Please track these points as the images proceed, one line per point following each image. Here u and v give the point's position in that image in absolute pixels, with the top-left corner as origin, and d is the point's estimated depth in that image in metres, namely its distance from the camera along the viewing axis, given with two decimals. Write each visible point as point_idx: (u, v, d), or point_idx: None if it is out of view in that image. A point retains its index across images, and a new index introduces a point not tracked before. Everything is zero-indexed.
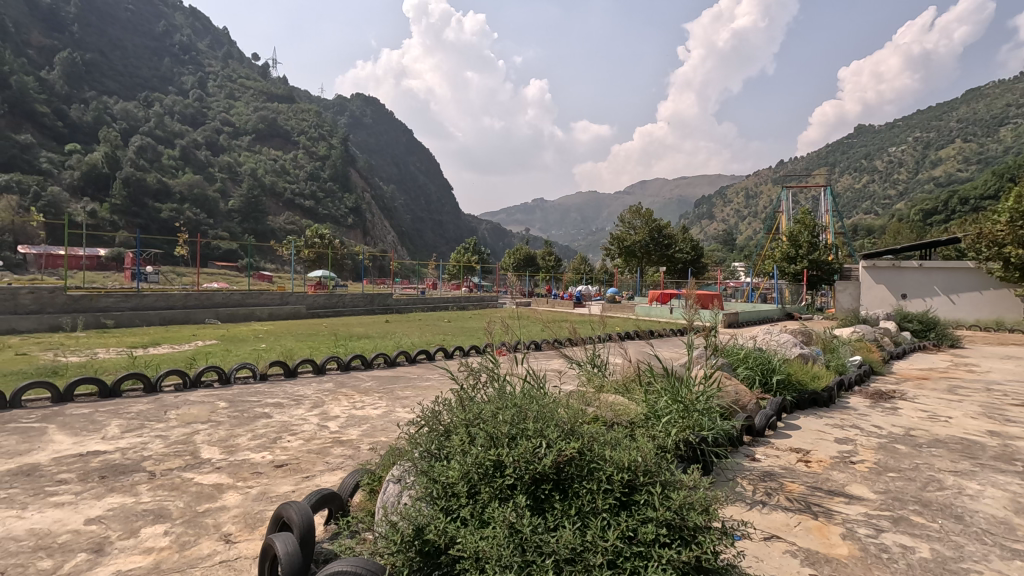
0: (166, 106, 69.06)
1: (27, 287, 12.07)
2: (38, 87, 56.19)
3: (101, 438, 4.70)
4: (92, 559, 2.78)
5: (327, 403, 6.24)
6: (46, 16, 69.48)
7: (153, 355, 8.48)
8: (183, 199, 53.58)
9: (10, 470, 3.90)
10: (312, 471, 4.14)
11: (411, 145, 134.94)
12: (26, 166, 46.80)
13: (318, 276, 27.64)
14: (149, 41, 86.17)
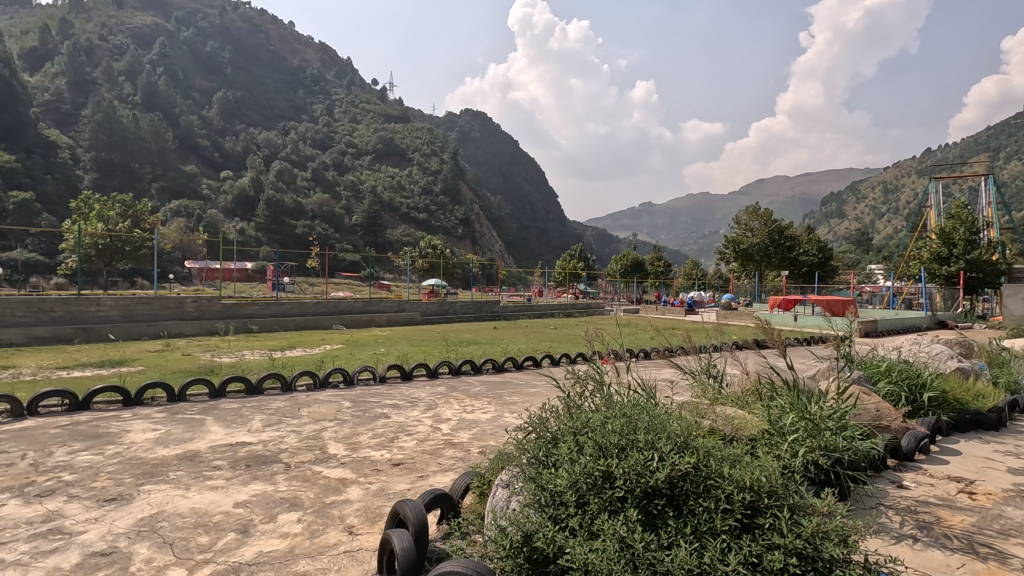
0: (300, 133, 76.95)
1: (190, 296, 13.92)
2: (200, 125, 65.86)
3: (248, 431, 5.27)
4: (239, 538, 3.12)
5: (440, 406, 6.50)
6: (206, 64, 84.31)
7: (289, 358, 9.36)
8: (314, 217, 59.04)
9: (177, 455, 4.51)
10: (426, 471, 4.32)
11: (517, 155, 137.85)
12: (192, 193, 54.99)
13: (431, 284, 29.05)
14: (286, 76, 96.81)
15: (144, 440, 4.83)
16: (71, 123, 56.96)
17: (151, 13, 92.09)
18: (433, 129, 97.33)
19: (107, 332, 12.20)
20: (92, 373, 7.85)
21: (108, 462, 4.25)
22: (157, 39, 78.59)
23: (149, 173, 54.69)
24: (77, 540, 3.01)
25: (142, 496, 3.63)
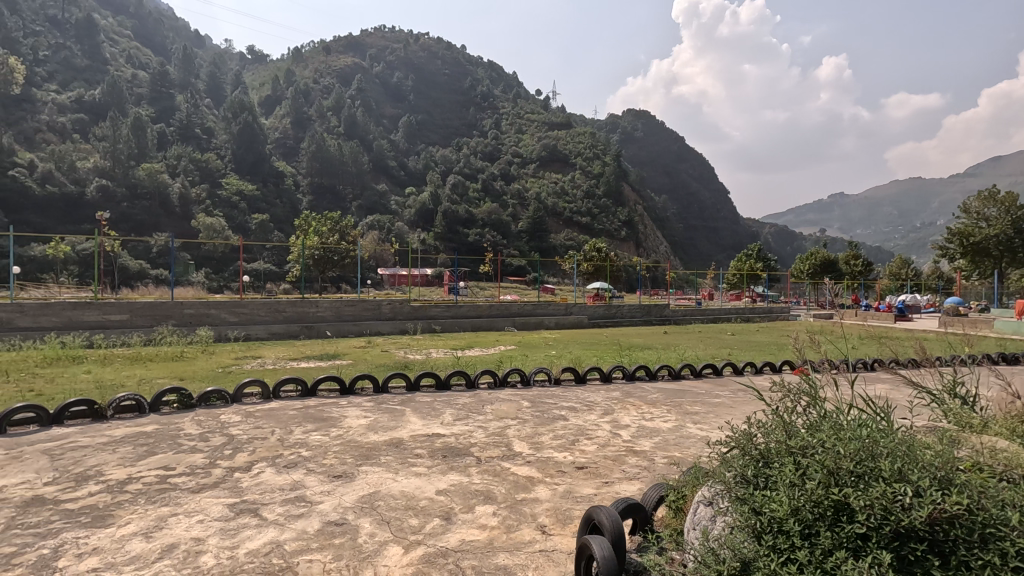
0: (471, 148, 82.65)
1: (385, 299, 15.64)
2: (388, 147, 74.49)
3: (441, 423, 5.70)
4: (444, 524, 3.34)
5: (617, 411, 6.35)
6: (393, 93, 95.08)
7: (470, 357, 10.01)
8: (485, 225, 62.92)
9: (385, 441, 5.04)
10: (611, 477, 4.23)
11: (683, 152, 131.45)
12: (384, 209, 62.56)
13: (595, 287, 28.89)
14: (459, 96, 104.55)
15: (358, 425, 5.50)
16: (294, 155, 69.27)
17: (351, 54, 106.71)
18: (595, 133, 97.28)
19: (325, 330, 14.33)
20: (314, 364, 9.21)
21: (334, 442, 4.91)
22: (355, 76, 90.93)
23: (350, 192, 63.34)
24: (316, 509, 3.49)
25: (362, 475, 4.11)
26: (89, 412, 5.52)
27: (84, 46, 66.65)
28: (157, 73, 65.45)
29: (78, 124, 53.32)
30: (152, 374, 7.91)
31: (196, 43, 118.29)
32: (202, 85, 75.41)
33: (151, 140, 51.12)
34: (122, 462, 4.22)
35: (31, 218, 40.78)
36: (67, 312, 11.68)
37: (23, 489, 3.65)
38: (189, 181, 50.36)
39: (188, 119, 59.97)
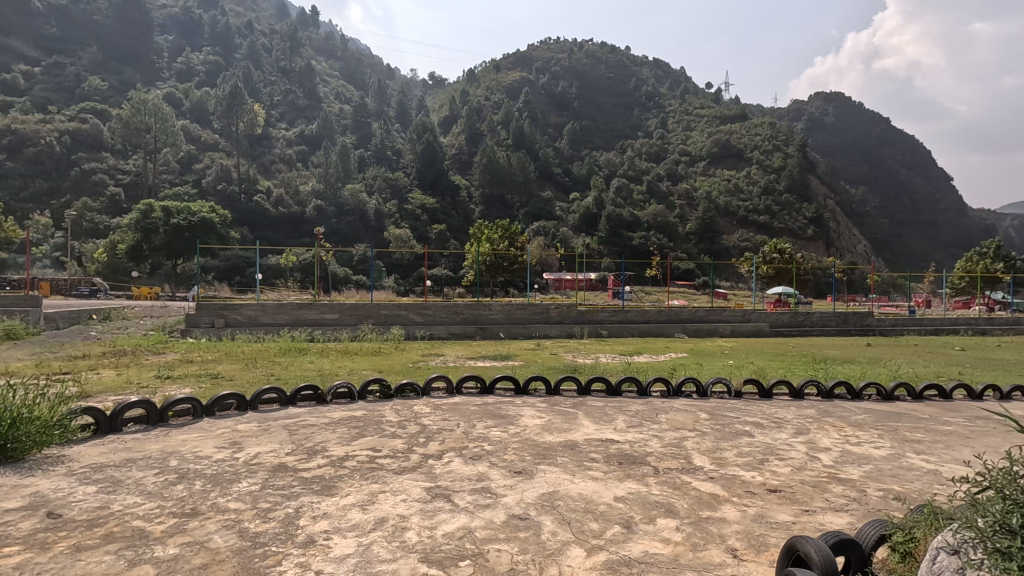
0: (636, 150, 80.84)
1: (553, 303, 16.01)
2: (553, 155, 76.45)
3: (614, 429, 5.63)
4: (625, 533, 3.27)
5: (814, 432, 5.65)
6: (558, 101, 97.35)
7: (640, 363, 9.76)
8: (650, 228, 61.14)
9: (560, 442, 5.12)
10: (811, 506, 3.75)
11: (888, 136, 112.90)
12: (549, 215, 64.38)
13: (776, 293, 26.19)
14: (623, 98, 103.05)
15: (534, 425, 5.67)
16: (468, 169, 74.73)
17: (520, 69, 111.87)
18: (775, 122, 88.54)
19: (498, 331, 15.14)
20: (489, 364, 9.74)
21: (513, 439, 5.14)
22: (523, 89, 94.90)
23: (518, 201, 66.40)
24: (502, 502, 3.67)
25: (541, 474, 4.23)
26: (314, 396, 6.55)
27: (305, 89, 79.77)
28: (358, 105, 75.59)
29: (300, 154, 64.03)
30: (358, 366, 9.10)
31: (388, 75, 134.22)
32: (393, 112, 85.21)
33: (353, 164, 59.15)
34: (339, 441, 4.90)
35: (268, 234, 49.98)
36: (294, 311, 14.00)
37: (271, 456, 4.44)
38: (383, 198, 57.36)
39: (381, 142, 68.21)
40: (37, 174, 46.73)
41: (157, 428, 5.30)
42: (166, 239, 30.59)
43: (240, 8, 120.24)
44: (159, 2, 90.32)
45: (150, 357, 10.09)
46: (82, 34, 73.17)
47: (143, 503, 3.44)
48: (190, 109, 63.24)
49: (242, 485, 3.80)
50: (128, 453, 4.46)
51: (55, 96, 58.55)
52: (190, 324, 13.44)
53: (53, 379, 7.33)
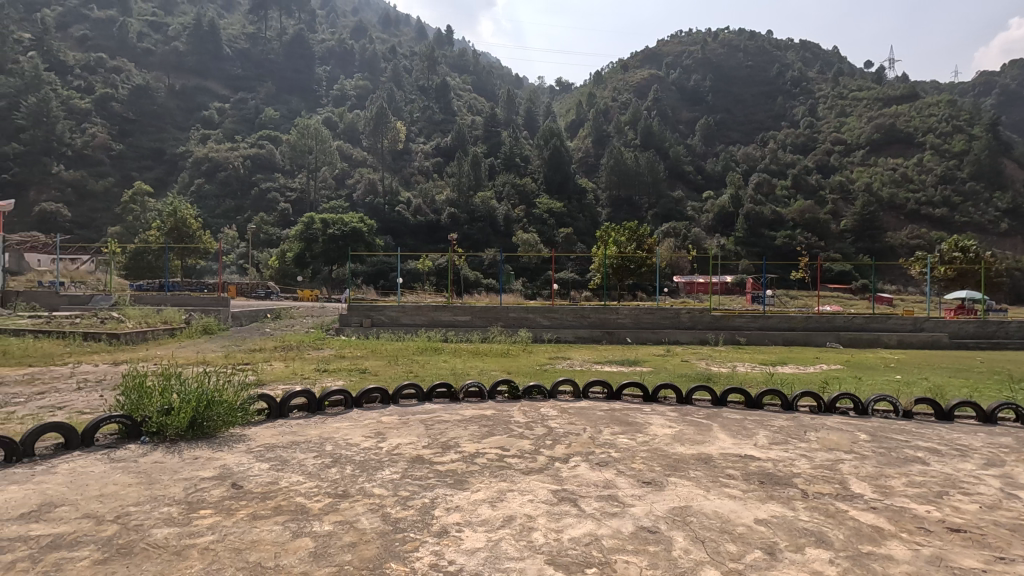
0: (779, 142, 74.19)
1: (685, 308, 15.24)
2: (685, 153, 73.11)
3: (754, 444, 5.22)
4: (767, 560, 3.01)
5: (1012, 466, 4.72)
6: (691, 95, 92.90)
7: (786, 375, 8.91)
8: (796, 226, 55.81)
9: (692, 455, 4.85)
10: (1009, 555, 3.13)
11: None
12: (680, 216, 61.63)
13: (958, 299, 22.38)
14: (764, 86, 95.32)
15: (664, 435, 5.45)
16: (595, 171, 74.33)
17: (649, 66, 108.75)
18: (956, 99, 75.93)
19: (625, 336, 14.78)
20: (616, 369, 9.53)
21: (640, 448, 4.99)
22: (652, 87, 91.97)
23: (647, 202, 64.52)
24: (629, 511, 3.57)
25: (671, 486, 4.04)
26: (448, 393, 6.92)
27: (441, 104, 84.98)
28: (488, 116, 78.73)
29: (436, 166, 68.38)
30: (487, 367, 9.45)
31: (516, 85, 138.21)
32: (521, 120, 87.43)
33: (484, 172, 61.70)
34: (471, 438, 5.12)
35: (408, 241, 54.03)
36: (430, 313, 14.93)
37: (410, 447, 4.79)
38: (511, 204, 59.15)
39: (510, 150, 70.33)
40: (227, 194, 55.32)
41: (315, 415, 5.96)
42: (324, 247, 34.58)
43: (385, 35, 131.66)
44: (320, 36, 102.05)
45: (311, 351, 11.42)
46: (261, 72, 85.21)
47: (305, 482, 3.90)
48: (343, 130, 70.74)
49: (385, 473, 4.13)
50: (293, 436, 5.08)
51: (240, 127, 68.83)
52: (342, 323, 14.96)
53: (238, 368, 8.59)
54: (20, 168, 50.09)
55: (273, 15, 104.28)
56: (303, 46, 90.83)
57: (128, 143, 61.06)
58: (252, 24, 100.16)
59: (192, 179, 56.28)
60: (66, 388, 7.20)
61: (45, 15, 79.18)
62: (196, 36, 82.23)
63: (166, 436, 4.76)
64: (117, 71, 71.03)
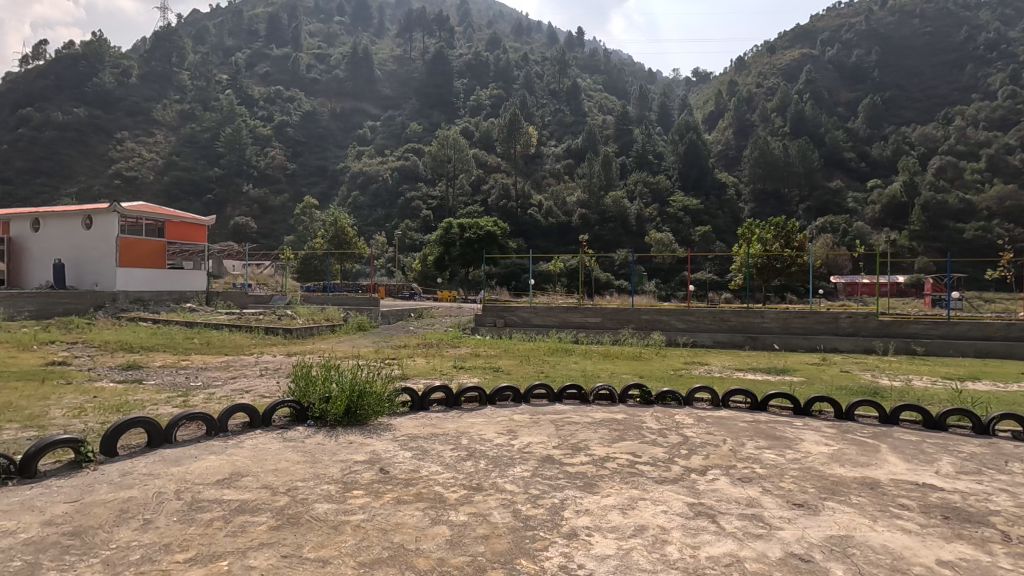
0: (968, 118, 62.90)
1: (844, 311, 13.57)
2: (844, 138, 65.31)
3: (935, 472, 4.46)
4: None
5: None
6: (851, 73, 82.79)
7: (980, 393, 7.51)
8: (992, 215, 47.05)
9: (855, 478, 4.28)
10: None
11: None
12: (838, 208, 55.14)
13: None
14: (948, 54, 81.73)
15: (819, 453, 4.89)
16: (736, 165, 69.39)
17: (800, 46, 98.97)
18: None
19: (771, 342, 13.61)
20: (761, 377, 8.78)
21: (791, 466, 4.52)
22: (804, 67, 83.41)
23: (797, 195, 58.74)
24: (778, 535, 3.25)
25: (828, 511, 3.61)
26: (578, 395, 6.90)
27: (572, 106, 85.24)
28: (620, 114, 77.22)
29: (567, 167, 68.75)
30: (619, 370, 9.27)
31: (649, 80, 133.90)
32: (654, 116, 84.47)
33: (616, 172, 60.64)
34: (601, 442, 5.04)
35: (540, 243, 55.02)
36: (561, 314, 15.01)
37: (541, 447, 4.84)
38: (644, 203, 57.52)
39: (643, 147, 68.23)
40: (378, 204, 60.94)
41: (452, 409, 6.30)
42: (462, 250, 36.54)
43: (517, 43, 135.40)
44: (457, 51, 107.88)
45: (449, 349, 12.11)
46: (406, 90, 92.36)
47: (442, 472, 4.13)
48: (479, 138, 74.15)
49: (516, 470, 4.23)
50: (433, 428, 5.40)
51: (389, 142, 75.15)
52: (477, 323, 15.66)
53: (386, 363, 9.38)
54: (220, 189, 59.80)
55: (416, 37, 112.64)
56: (442, 63, 96.74)
57: (299, 163, 69.90)
58: (399, 48, 109.14)
59: (349, 192, 62.83)
60: (252, 374, 8.47)
61: (237, 58, 93.67)
62: (352, 63, 91.59)
63: (327, 421, 5.34)
64: (291, 100, 81.73)
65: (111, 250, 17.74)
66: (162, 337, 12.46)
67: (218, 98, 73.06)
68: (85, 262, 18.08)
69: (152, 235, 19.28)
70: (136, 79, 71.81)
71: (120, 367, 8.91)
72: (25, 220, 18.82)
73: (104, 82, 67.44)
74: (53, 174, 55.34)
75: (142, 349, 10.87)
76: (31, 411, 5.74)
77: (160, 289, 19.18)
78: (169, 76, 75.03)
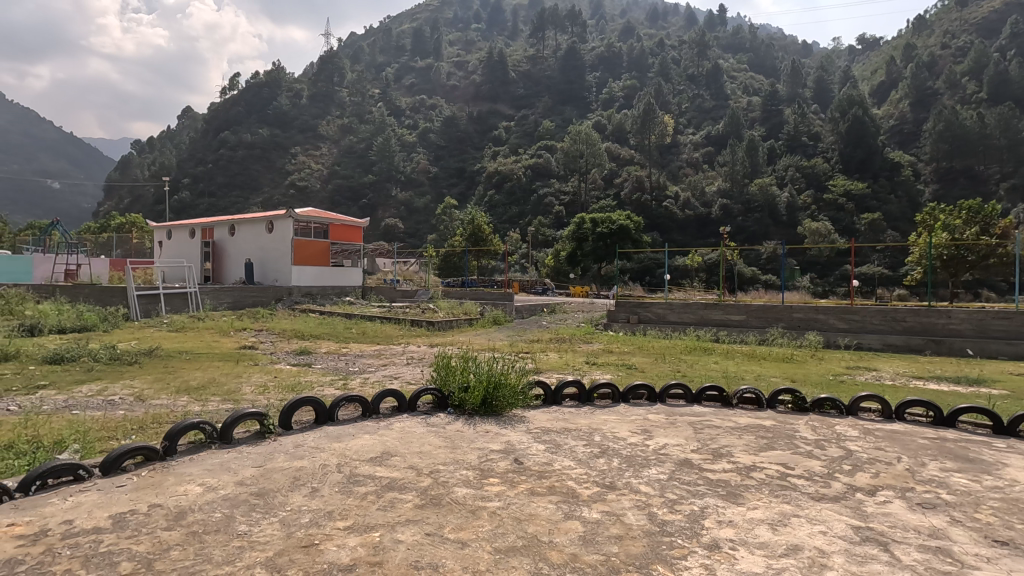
0: None
1: None
2: None
3: None
4: None
5: None
6: None
7: None
8: None
9: None
10: None
11: None
12: None
13: None
14: None
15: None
16: (913, 140, 59.87)
17: None
18: None
19: (962, 347, 11.56)
20: (948, 387, 7.47)
21: (989, 496, 3.78)
22: (1009, 18, 69.32)
23: (997, 173, 49.27)
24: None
25: None
26: (719, 398, 6.46)
27: (712, 90, 79.99)
28: (768, 94, 70.80)
29: (707, 156, 64.82)
30: (767, 372, 8.50)
31: (803, 53, 120.77)
32: (810, 92, 75.92)
33: (763, 157, 55.74)
34: (747, 449, 4.66)
35: (676, 237, 52.70)
36: (700, 311, 14.18)
37: (678, 450, 4.61)
38: (796, 190, 52.32)
39: (795, 129, 61.84)
40: (512, 202, 62.75)
41: (585, 405, 6.27)
42: (594, 245, 36.15)
43: (653, 30, 129.94)
44: (589, 45, 106.82)
45: (580, 344, 12.07)
46: (539, 89, 93.59)
47: (576, 468, 4.11)
48: (612, 131, 72.94)
49: (651, 472, 4.07)
50: (565, 423, 5.42)
51: (522, 141, 76.78)
52: (610, 319, 15.46)
53: (519, 356, 9.62)
54: (373, 194, 65.91)
55: (548, 34, 113.74)
56: (575, 58, 96.28)
57: (440, 166, 74.36)
58: (532, 47, 110.94)
59: (485, 191, 65.39)
60: (399, 362, 9.22)
61: (387, 73, 102.15)
62: (487, 67, 94.98)
63: (466, 410, 5.61)
64: (433, 108, 87.20)
65: (287, 251, 20.45)
66: (327, 326, 14.07)
67: (371, 111, 80.42)
68: (268, 261, 20.99)
69: (318, 238, 21.76)
70: (306, 100, 81.73)
71: (294, 352, 10.25)
72: (224, 226, 22.42)
73: (282, 105, 77.86)
74: (245, 187, 65.27)
75: (311, 336, 12.39)
76: (229, 387, 6.82)
77: (325, 285, 21.63)
78: (332, 95, 84.21)
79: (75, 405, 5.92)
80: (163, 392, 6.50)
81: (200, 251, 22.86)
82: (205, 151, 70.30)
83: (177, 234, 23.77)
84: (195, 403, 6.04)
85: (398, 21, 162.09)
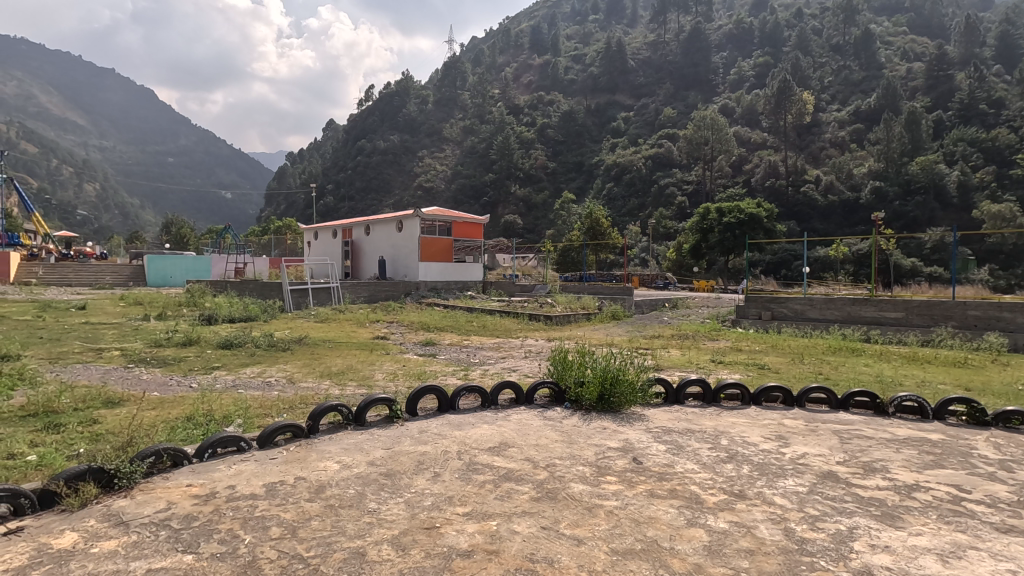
0: None
1: None
2: None
3: None
4: None
5: None
6: None
7: None
8: None
9: None
10: None
11: None
12: None
13: None
14: None
15: None
16: None
17: None
18: None
19: None
20: None
21: None
22: None
23: None
24: None
25: None
26: (871, 405, 5.72)
27: (862, 59, 71.07)
28: (934, 57, 61.36)
29: (857, 133, 57.90)
30: (931, 378, 7.36)
31: (982, 7, 102.60)
32: (991, 52, 64.51)
33: (927, 131, 48.54)
34: (906, 465, 4.06)
35: (817, 225, 47.98)
36: (847, 307, 12.71)
37: (820, 461, 4.13)
38: (971, 166, 44.97)
39: (970, 96, 52.88)
40: (632, 194, 61.22)
41: (710, 406, 5.91)
42: (719, 236, 33.75)
43: None
44: (717, 24, 100.10)
45: (706, 341, 11.46)
46: (661, 75, 89.77)
47: (699, 472, 3.86)
48: (741, 115, 68.06)
49: (789, 483, 3.68)
50: (688, 423, 5.11)
51: (643, 130, 74.13)
52: (739, 315, 14.44)
53: (638, 352, 9.39)
54: (494, 191, 67.85)
55: (671, 17, 108.47)
56: (700, 39, 90.93)
57: (558, 160, 74.58)
58: (653, 33, 106.43)
59: (604, 183, 64.49)
60: (518, 355, 9.42)
61: (507, 73, 104.40)
62: (606, 57, 93.12)
63: (583, 405, 5.53)
64: (551, 103, 87.61)
65: (414, 248, 21.76)
66: (450, 319, 14.76)
67: (491, 111, 82.74)
68: (399, 257, 22.45)
69: (442, 235, 22.79)
70: (432, 105, 86.34)
71: (421, 343, 10.86)
72: (360, 227, 24.42)
73: (411, 112, 83.12)
74: (378, 190, 70.81)
75: (436, 328, 13.03)
76: (364, 372, 7.47)
77: (449, 280, 22.67)
78: (455, 98, 87.97)
79: (240, 384, 6.82)
80: (309, 376, 7.26)
81: (341, 250, 25.19)
82: (346, 159, 77.39)
83: (322, 235, 26.41)
84: (335, 387, 6.63)
85: (517, 22, 164.33)
